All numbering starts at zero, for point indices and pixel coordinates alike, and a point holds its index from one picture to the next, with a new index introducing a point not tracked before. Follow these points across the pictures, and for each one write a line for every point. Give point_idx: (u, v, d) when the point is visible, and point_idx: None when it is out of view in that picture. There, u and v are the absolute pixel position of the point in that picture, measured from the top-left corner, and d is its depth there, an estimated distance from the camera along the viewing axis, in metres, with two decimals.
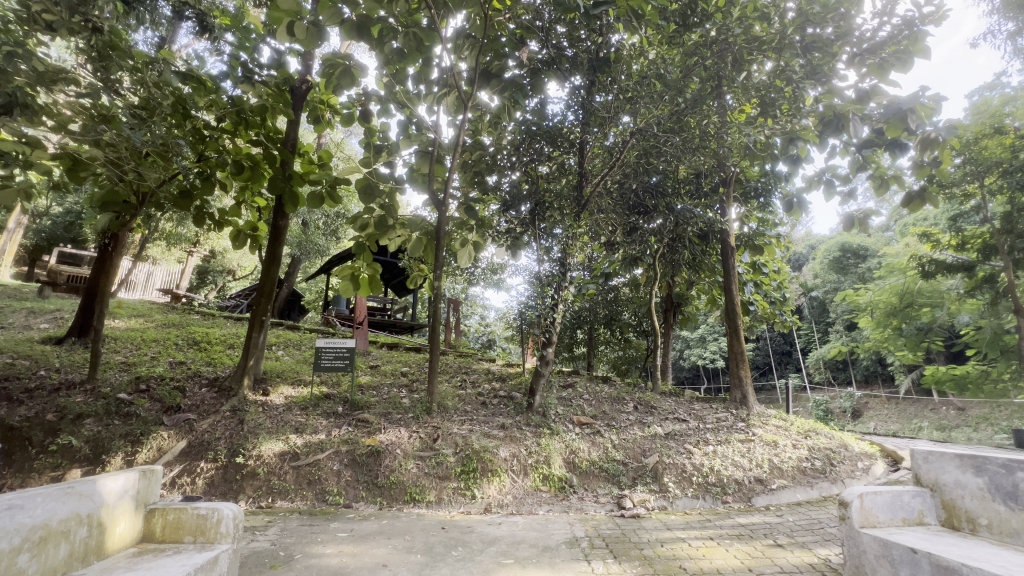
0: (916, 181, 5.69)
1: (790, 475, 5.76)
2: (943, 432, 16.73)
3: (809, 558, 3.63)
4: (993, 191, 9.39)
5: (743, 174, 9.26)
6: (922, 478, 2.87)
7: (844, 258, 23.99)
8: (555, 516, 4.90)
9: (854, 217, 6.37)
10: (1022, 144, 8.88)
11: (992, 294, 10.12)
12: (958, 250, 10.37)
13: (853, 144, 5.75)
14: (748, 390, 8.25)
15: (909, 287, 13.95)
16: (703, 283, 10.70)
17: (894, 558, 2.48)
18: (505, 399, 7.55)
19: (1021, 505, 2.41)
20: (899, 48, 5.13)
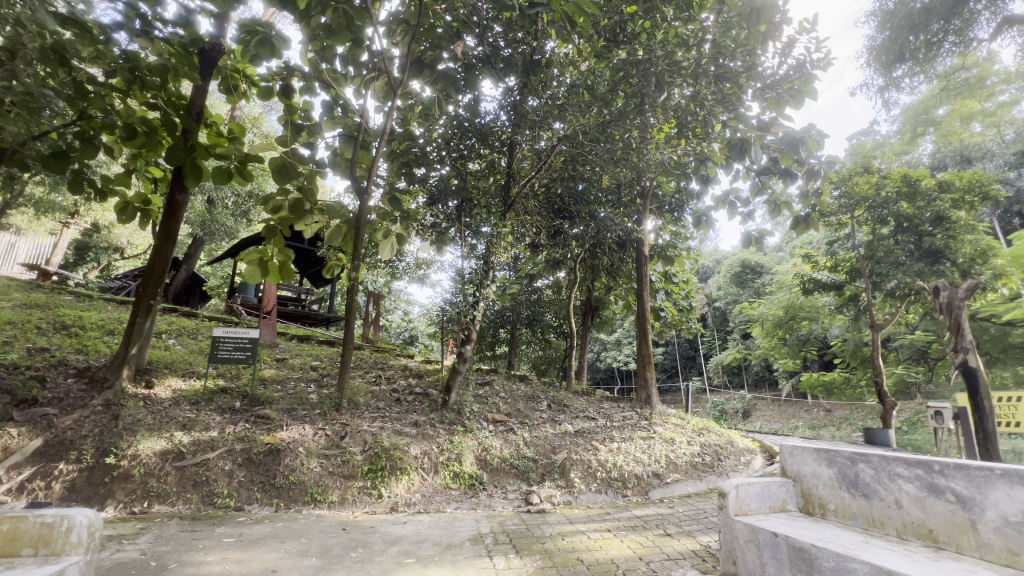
0: (802, 208, 6.41)
1: (683, 469, 6.25)
2: (813, 430, 19.06)
3: (693, 545, 3.95)
4: (861, 222, 10.84)
5: (659, 189, 9.86)
6: (787, 470, 3.24)
7: (743, 274, 26.45)
8: (462, 513, 4.89)
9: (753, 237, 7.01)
10: (883, 183, 10.37)
11: (855, 310, 11.68)
12: (832, 271, 11.82)
13: (753, 170, 6.36)
14: (652, 391, 8.79)
15: (794, 302, 15.70)
16: (620, 289, 11.25)
17: (760, 541, 2.77)
18: (420, 396, 7.41)
19: (860, 491, 2.78)
20: (793, 87, 5.80)
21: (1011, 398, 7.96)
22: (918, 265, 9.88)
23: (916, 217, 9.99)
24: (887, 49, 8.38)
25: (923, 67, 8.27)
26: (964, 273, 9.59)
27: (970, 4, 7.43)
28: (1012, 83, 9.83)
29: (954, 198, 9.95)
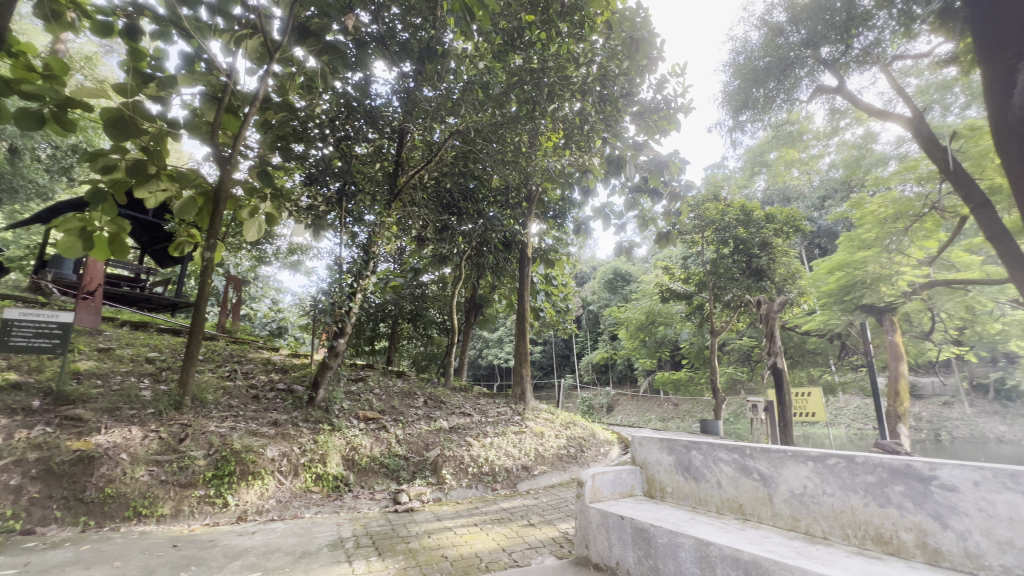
0: (664, 225, 7.19)
1: (549, 461, 6.61)
2: (663, 422, 21.58)
3: (553, 532, 4.19)
4: (709, 242, 12.53)
5: (546, 195, 10.30)
6: (637, 459, 3.61)
7: (615, 281, 28.97)
8: (322, 518, 4.59)
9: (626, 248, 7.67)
10: (727, 210, 12.11)
11: (700, 318, 13.47)
12: (684, 283, 13.43)
13: (627, 187, 6.96)
14: (527, 387, 9.13)
15: (654, 308, 17.60)
16: (503, 288, 11.52)
17: (609, 524, 3.03)
18: (283, 393, 6.77)
19: (691, 475, 3.20)
20: (660, 116, 6.63)
21: (804, 393, 9.71)
22: (748, 282, 11.73)
23: (747, 241, 11.82)
24: (737, 96, 9.76)
25: (761, 116, 9.79)
26: (780, 291, 11.64)
27: (796, 70, 9.04)
28: (821, 140, 12.17)
29: (775, 228, 11.85)
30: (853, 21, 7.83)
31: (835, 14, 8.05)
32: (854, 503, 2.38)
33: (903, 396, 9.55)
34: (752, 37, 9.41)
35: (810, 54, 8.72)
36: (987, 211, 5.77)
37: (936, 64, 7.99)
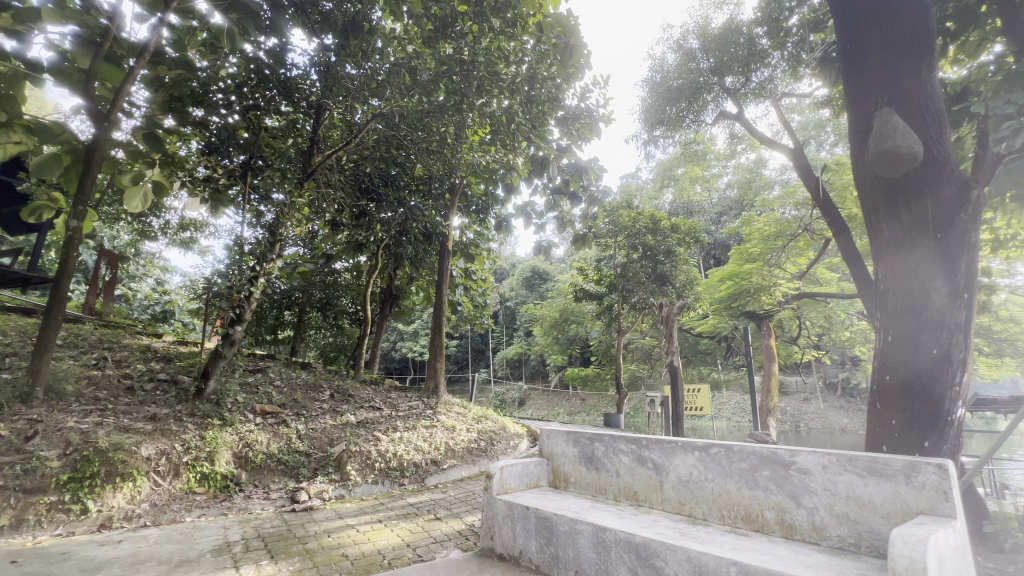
0: (581, 227, 7.49)
1: (459, 455, 6.61)
2: (570, 416, 22.57)
3: (459, 525, 4.21)
4: (621, 246, 13.27)
5: (469, 189, 10.24)
6: (544, 451, 3.75)
7: (533, 279, 29.70)
8: (207, 521, 4.19)
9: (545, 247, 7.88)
10: (637, 218, 12.90)
11: (609, 317, 14.22)
12: (596, 284, 14.09)
13: (549, 188, 7.16)
14: (440, 381, 9.05)
15: (568, 307, 18.31)
16: (421, 280, 11.27)
17: (514, 515, 3.11)
18: (165, 384, 6.06)
19: (593, 465, 3.39)
20: (583, 122, 6.91)
21: (694, 389, 10.64)
22: (653, 286, 12.64)
23: (654, 248, 12.69)
24: (653, 112, 10.39)
25: (673, 132, 10.42)
26: (680, 295, 12.68)
27: (703, 95, 9.73)
28: (722, 161, 13.41)
29: (678, 238, 12.83)
30: (753, 56, 9.04)
31: (739, 48, 9.08)
32: (730, 487, 2.67)
33: (772, 392, 10.85)
34: (669, 58, 10.10)
35: (716, 81, 9.56)
36: (845, 235, 6.71)
37: (815, 105, 9.16)
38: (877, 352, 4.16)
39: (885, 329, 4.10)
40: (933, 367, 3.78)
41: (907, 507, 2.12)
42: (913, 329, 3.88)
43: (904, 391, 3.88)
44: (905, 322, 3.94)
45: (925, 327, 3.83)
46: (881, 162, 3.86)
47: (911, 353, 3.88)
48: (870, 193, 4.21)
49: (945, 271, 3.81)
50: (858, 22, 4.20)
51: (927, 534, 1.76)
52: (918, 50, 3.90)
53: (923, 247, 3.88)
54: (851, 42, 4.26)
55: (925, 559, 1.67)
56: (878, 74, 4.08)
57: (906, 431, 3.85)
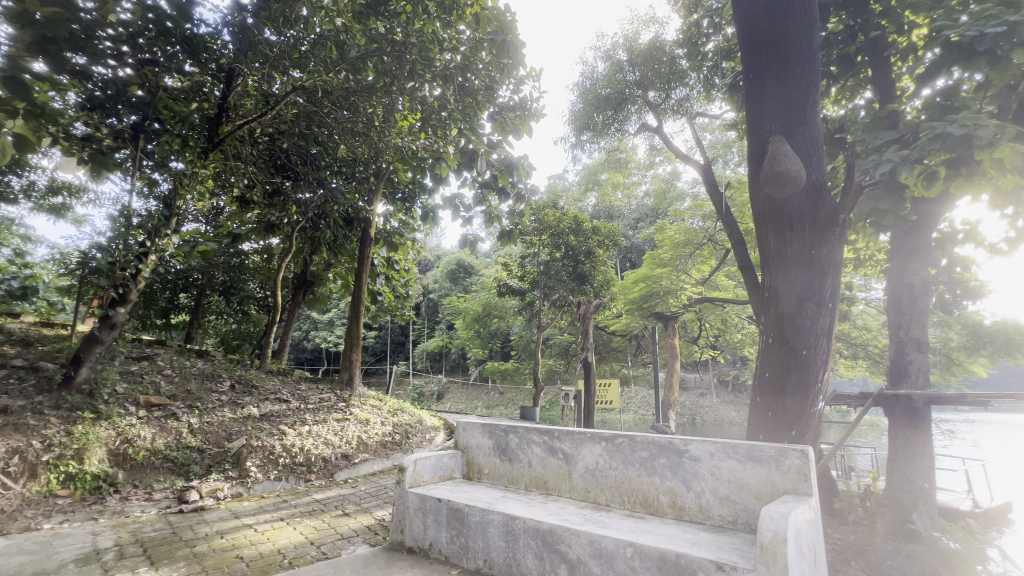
0: (508, 223, 7.57)
1: (372, 449, 6.41)
2: (488, 409, 22.80)
3: (368, 520, 4.10)
4: (545, 245, 13.58)
5: (396, 175, 9.90)
6: (459, 443, 3.77)
7: (457, 272, 29.51)
8: (71, 528, 3.69)
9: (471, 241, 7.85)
10: (562, 218, 13.30)
11: (530, 313, 14.53)
12: (520, 280, 14.29)
13: (478, 182, 7.16)
14: (355, 372, 8.70)
15: (490, 302, 18.44)
16: (340, 267, 10.73)
17: (426, 507, 3.09)
18: (21, 371, 5.21)
19: (506, 456, 3.47)
20: (515, 119, 6.97)
21: (606, 383, 10.86)
22: (573, 285, 13.12)
23: (576, 248, 13.14)
24: (581, 116, 10.71)
25: (598, 138, 10.86)
26: (597, 295, 13.29)
27: (628, 106, 10.24)
28: (642, 170, 14.21)
29: (598, 239, 13.35)
30: (673, 74, 9.76)
31: (660, 65, 9.74)
32: (631, 474, 2.87)
33: (674, 388, 11.77)
34: (599, 66, 10.49)
35: (640, 94, 10.08)
36: (741, 246, 7.44)
37: (724, 126, 10.01)
38: (760, 350, 4.67)
39: (766, 332, 4.61)
40: (802, 364, 4.34)
41: (776, 488, 2.42)
42: (788, 331, 4.42)
43: (780, 387, 4.41)
44: (782, 325, 4.46)
45: (798, 330, 4.37)
46: (773, 184, 4.30)
47: (786, 352, 4.41)
48: (760, 211, 4.68)
49: (816, 282, 4.37)
50: (759, 56, 4.60)
51: (788, 510, 2.02)
52: (807, 87, 4.39)
53: (800, 261, 4.41)
54: (752, 73, 4.65)
55: (785, 531, 1.92)
56: (774, 101, 4.51)
57: (779, 420, 4.39)
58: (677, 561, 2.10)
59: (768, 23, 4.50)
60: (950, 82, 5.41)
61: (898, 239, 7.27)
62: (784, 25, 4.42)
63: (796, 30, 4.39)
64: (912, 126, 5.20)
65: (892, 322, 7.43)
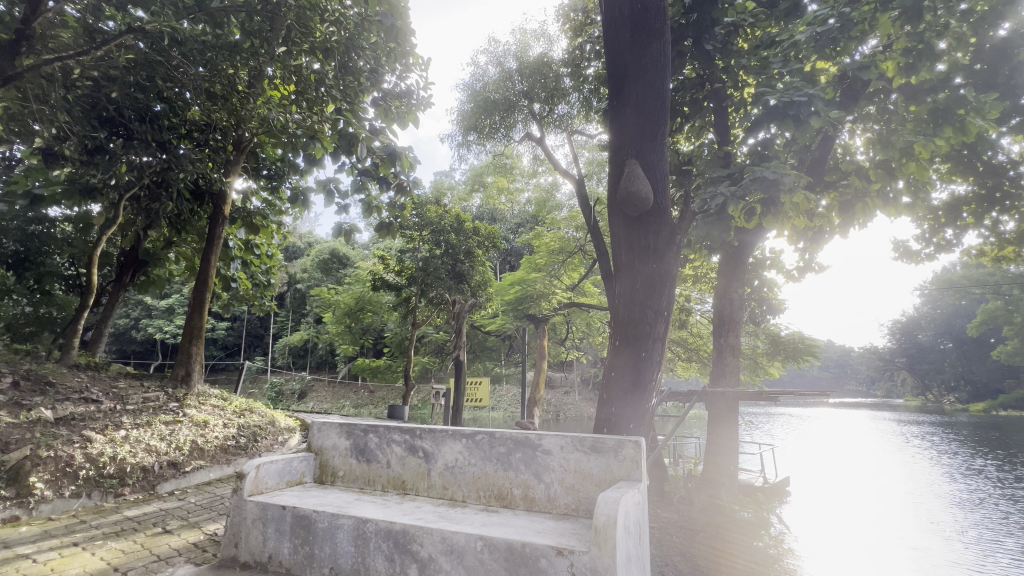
0: (387, 215, 7.29)
1: (209, 455, 5.64)
2: (356, 408, 21.60)
3: (195, 537, 3.59)
4: (425, 241, 13.28)
5: (262, 149, 8.83)
6: (312, 445, 3.52)
7: (330, 262, 27.44)
8: None
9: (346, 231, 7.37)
10: (444, 215, 13.16)
11: (406, 310, 14.13)
12: (396, 275, 13.78)
13: (357, 168, 6.78)
14: (194, 368, 7.57)
15: (364, 295, 17.49)
16: (183, 246, 9.28)
17: (266, 517, 2.82)
18: None
19: (364, 457, 3.32)
20: (402, 108, 6.75)
21: (476, 381, 11.00)
22: (450, 283, 12.90)
23: (456, 246, 13.03)
24: (469, 117, 10.75)
25: (485, 140, 10.98)
26: (474, 295, 13.31)
27: (515, 114, 10.55)
28: (525, 178, 14.78)
29: (478, 240, 13.36)
30: (557, 91, 10.27)
31: (547, 79, 10.18)
32: (488, 470, 2.95)
33: (540, 385, 12.40)
34: (490, 71, 10.70)
35: (526, 104, 10.45)
36: (604, 258, 8.16)
37: (598, 146, 10.86)
38: (607, 347, 5.16)
39: (614, 336, 5.09)
40: (641, 366, 4.92)
41: (613, 476, 2.68)
42: (631, 336, 4.95)
43: (620, 380, 4.96)
44: (627, 331, 4.97)
45: (640, 335, 4.93)
46: (627, 202, 4.79)
47: (629, 355, 4.95)
48: (616, 226, 5.15)
49: (654, 291, 4.96)
50: (622, 85, 4.97)
51: (620, 496, 2.26)
52: (657, 128, 4.88)
53: (644, 272, 4.97)
54: (617, 100, 5.02)
55: (615, 514, 2.14)
56: (627, 132, 4.95)
57: (620, 415, 4.93)
58: (522, 551, 2.20)
59: (631, 56, 4.88)
60: (767, 135, 6.59)
61: (726, 261, 8.60)
62: (644, 59, 4.81)
63: (653, 65, 4.81)
64: (739, 167, 6.23)
65: (716, 331, 8.79)
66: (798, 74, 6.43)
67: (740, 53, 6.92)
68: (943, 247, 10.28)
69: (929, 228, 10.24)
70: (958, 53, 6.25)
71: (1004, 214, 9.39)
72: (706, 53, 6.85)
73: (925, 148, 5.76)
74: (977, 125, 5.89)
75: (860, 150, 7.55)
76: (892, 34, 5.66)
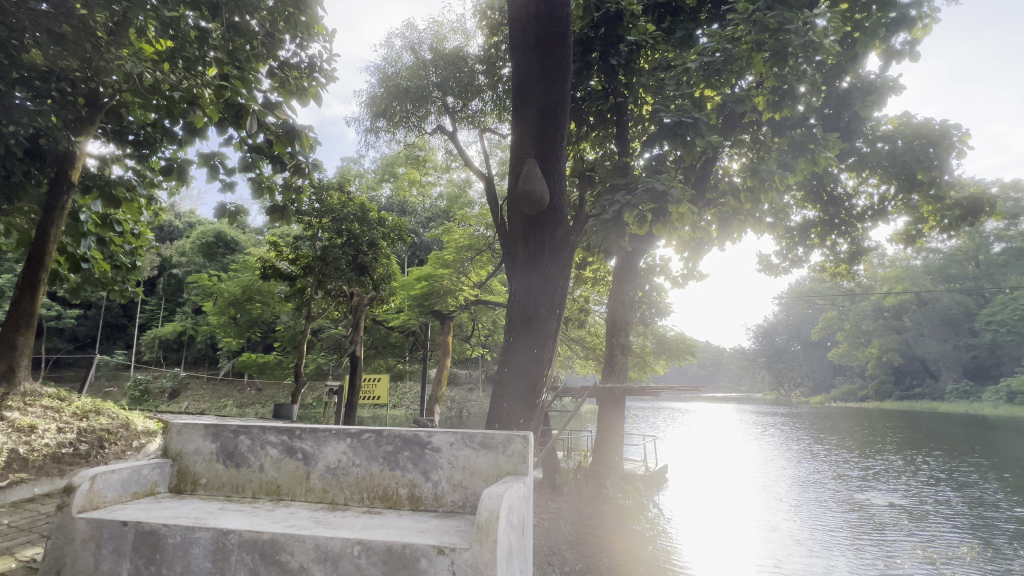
0: (281, 198, 6.67)
1: (34, 466, 4.74)
2: (240, 408, 19.67)
3: (4, 566, 2.98)
4: (324, 229, 12.38)
5: (129, 110, 7.43)
6: (170, 450, 3.09)
7: (214, 245, 24.65)
8: None
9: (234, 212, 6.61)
10: (347, 203, 12.36)
11: (300, 301, 13.14)
12: (291, 263, 12.83)
13: (247, 144, 6.10)
14: (19, 362, 6.28)
15: (252, 284, 15.94)
16: (15, 215, 7.67)
17: (101, 536, 2.41)
18: None
19: (233, 462, 2.99)
20: (302, 83, 6.24)
21: (374, 379, 10.72)
22: (350, 275, 11.97)
23: (358, 236, 12.23)
24: (379, 102, 10.29)
25: (395, 129, 10.56)
26: (376, 289, 12.40)
27: (428, 105, 10.27)
28: (438, 173, 14.53)
29: (384, 232, 12.63)
30: (471, 87, 10.17)
31: (461, 74, 10.07)
32: (374, 470, 2.82)
33: (442, 383, 12.23)
34: (404, 59, 10.39)
35: (439, 96, 10.21)
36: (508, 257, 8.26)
37: None
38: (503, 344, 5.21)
39: (508, 333, 5.15)
40: (532, 362, 5.05)
41: (500, 471, 2.70)
42: (525, 333, 5.06)
43: (514, 376, 5.05)
44: (520, 329, 5.07)
45: (533, 332, 5.05)
46: (525, 201, 4.86)
47: (522, 352, 5.06)
48: (515, 223, 5.24)
49: (548, 289, 5.11)
50: (525, 85, 5.02)
51: (504, 490, 2.28)
52: (555, 132, 5.02)
53: (539, 271, 5.11)
54: (518, 99, 5.08)
55: (498, 508, 2.14)
56: (525, 132, 5.05)
57: (510, 411, 5.02)
58: (402, 552, 2.12)
59: (535, 57, 4.93)
60: (660, 151, 7.15)
61: (621, 265, 9.20)
62: (547, 62, 4.91)
63: (555, 69, 4.93)
64: (636, 178, 6.68)
65: (609, 330, 9.36)
66: (688, 98, 7.07)
67: (640, 72, 7.45)
68: (796, 262, 12.00)
69: (786, 246, 11.88)
70: (813, 97, 7.31)
71: (841, 237, 11.21)
72: (611, 67, 7.33)
73: (784, 175, 6.64)
74: (823, 160, 6.94)
75: (736, 173, 8.52)
76: (763, 73, 6.47)
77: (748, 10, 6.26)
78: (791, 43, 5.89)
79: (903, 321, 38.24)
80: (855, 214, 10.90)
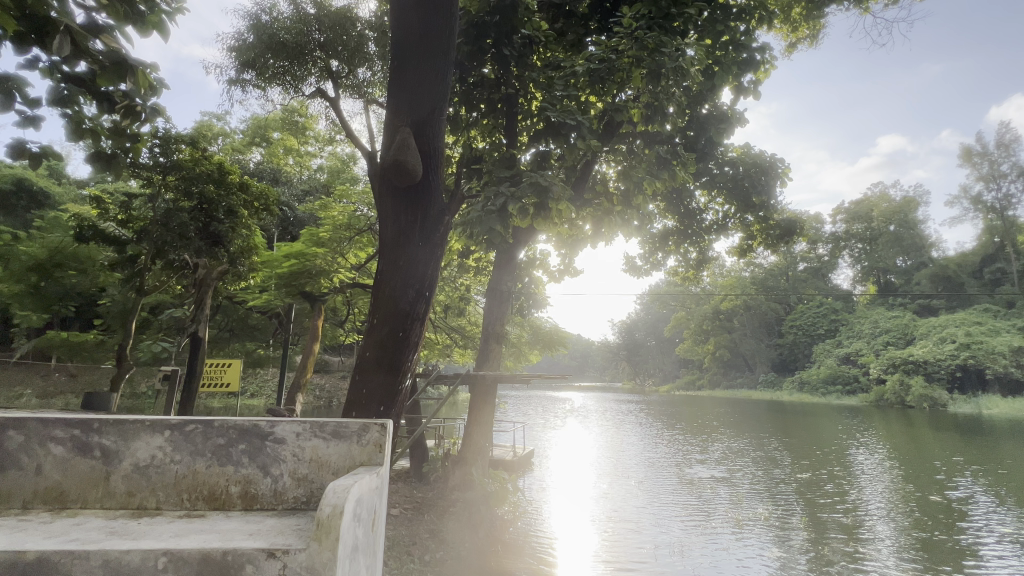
0: (109, 143, 5.44)
1: None
2: (41, 398, 16.03)
3: None
4: (169, 187, 10.52)
5: None
6: None
7: (12, 195, 19.66)
8: None
9: (39, 154, 5.21)
10: (201, 160, 10.56)
11: (130, 272, 10.95)
12: (120, 225, 10.87)
13: (60, 72, 4.83)
14: None
15: (64, 246, 13.00)
16: None
17: None
18: None
19: None
20: (139, 7, 5.10)
21: (224, 363, 9.04)
22: (199, 245, 10.18)
23: (213, 202, 10.51)
24: (248, 50, 9.03)
25: (266, 84, 9.37)
26: (231, 262, 10.58)
27: (307, 63, 9.24)
28: (318, 142, 13.32)
29: (246, 201, 11.04)
30: (359, 52, 9.35)
31: (348, 37, 9.23)
32: (197, 466, 2.41)
33: (308, 369, 11.26)
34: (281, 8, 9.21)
35: (321, 57, 9.22)
36: None
37: None
38: (368, 325, 4.92)
39: (373, 314, 4.90)
40: (396, 346, 4.83)
41: (353, 462, 2.49)
42: (390, 316, 4.83)
43: (376, 360, 4.82)
44: (386, 310, 4.84)
45: (400, 315, 4.83)
46: (397, 172, 4.63)
47: (386, 334, 4.83)
48: (387, 198, 4.95)
49: (419, 270, 4.90)
50: (405, 49, 4.75)
51: (352, 483, 2.09)
52: (436, 103, 4.83)
53: (409, 250, 4.88)
54: (398, 63, 4.79)
55: (342, 503, 1.95)
56: (402, 98, 4.79)
57: (371, 397, 4.78)
58: (222, 560, 1.82)
59: (417, 18, 4.69)
60: (545, 148, 7.35)
61: (503, 257, 9.33)
62: (430, 26, 4.66)
63: (438, 37, 4.73)
64: (521, 171, 6.77)
65: (489, 321, 9.44)
66: (575, 100, 7.35)
67: (532, 67, 7.56)
68: (655, 265, 13.39)
69: (649, 250, 13.20)
70: (680, 118, 8.12)
71: (692, 246, 12.76)
72: (505, 57, 7.37)
73: (649, 185, 7.30)
74: (684, 174, 7.70)
75: (611, 178, 9.14)
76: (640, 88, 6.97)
77: (632, 27, 6.66)
78: (664, 65, 6.42)
79: (733, 322, 45.40)
80: (704, 226, 12.47)
